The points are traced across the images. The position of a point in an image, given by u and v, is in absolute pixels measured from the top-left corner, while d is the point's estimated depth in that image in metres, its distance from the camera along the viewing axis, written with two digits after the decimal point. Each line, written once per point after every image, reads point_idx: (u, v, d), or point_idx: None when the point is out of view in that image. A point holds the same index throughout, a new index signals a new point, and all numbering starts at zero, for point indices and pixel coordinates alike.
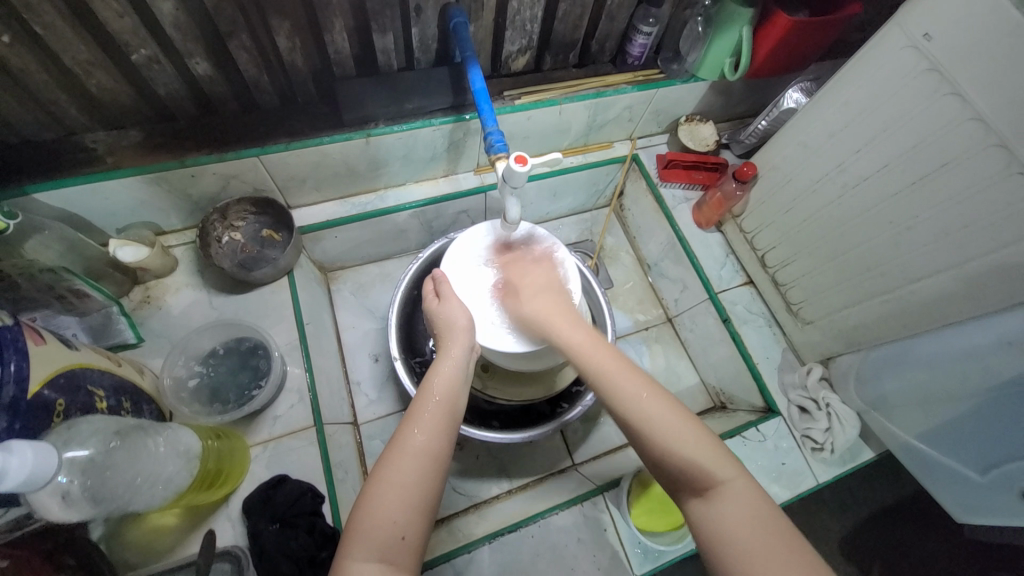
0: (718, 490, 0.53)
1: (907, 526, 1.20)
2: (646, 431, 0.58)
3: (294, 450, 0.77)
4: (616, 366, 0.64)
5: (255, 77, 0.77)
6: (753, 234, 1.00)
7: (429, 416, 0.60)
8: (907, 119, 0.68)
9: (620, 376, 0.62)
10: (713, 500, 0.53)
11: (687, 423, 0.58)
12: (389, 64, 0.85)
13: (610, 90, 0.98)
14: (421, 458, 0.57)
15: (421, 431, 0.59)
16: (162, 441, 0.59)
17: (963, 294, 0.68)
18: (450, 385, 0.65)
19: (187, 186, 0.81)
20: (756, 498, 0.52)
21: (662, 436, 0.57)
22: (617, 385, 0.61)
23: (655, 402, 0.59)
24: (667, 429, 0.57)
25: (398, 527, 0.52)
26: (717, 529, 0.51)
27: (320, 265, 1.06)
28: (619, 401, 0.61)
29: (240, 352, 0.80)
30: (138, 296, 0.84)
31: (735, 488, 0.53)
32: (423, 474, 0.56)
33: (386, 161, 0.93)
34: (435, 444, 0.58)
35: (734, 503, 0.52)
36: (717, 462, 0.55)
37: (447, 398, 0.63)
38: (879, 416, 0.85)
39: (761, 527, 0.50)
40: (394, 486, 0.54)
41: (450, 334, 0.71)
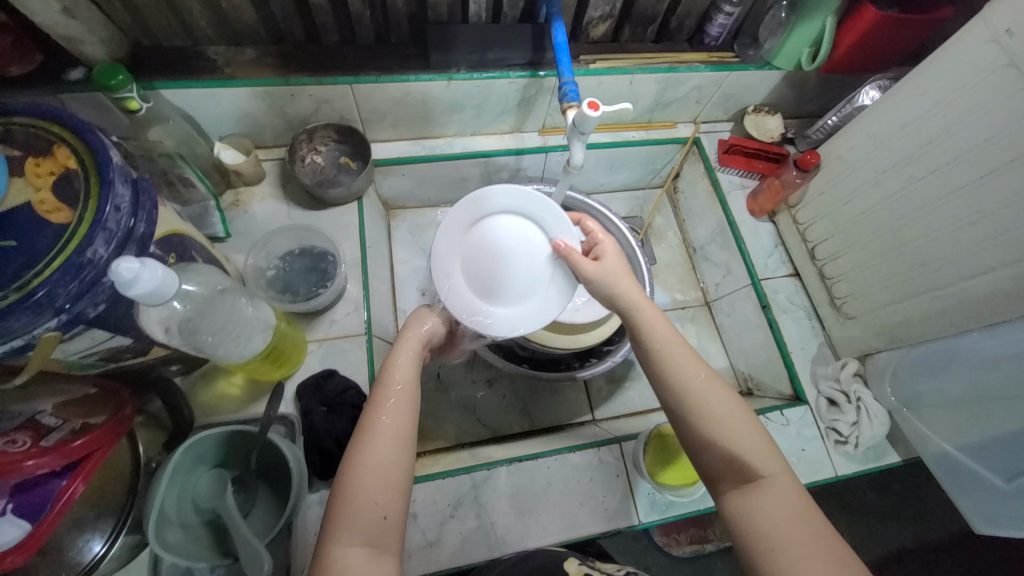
0: (764, 483, 0.57)
1: (924, 549, 1.17)
2: (699, 417, 0.61)
3: (344, 351, 0.85)
4: (675, 349, 0.65)
5: (360, 12, 0.85)
6: (806, 226, 1.01)
7: (394, 403, 0.61)
8: (983, 112, 0.68)
9: (684, 358, 0.64)
10: (755, 492, 0.57)
11: (741, 415, 0.61)
12: (479, 15, 0.91)
13: (683, 66, 1.01)
14: (395, 443, 0.59)
15: (387, 416, 0.60)
16: (250, 306, 0.69)
17: (1014, 293, 0.67)
18: (407, 376, 0.66)
19: (285, 104, 0.90)
20: (793, 494, 0.56)
21: (714, 420, 0.60)
22: (683, 367, 0.64)
23: (715, 389, 0.62)
24: (722, 417, 0.61)
25: (380, 508, 0.55)
26: (757, 520, 0.55)
27: (384, 200, 1.13)
28: (676, 380, 0.63)
29: (311, 256, 0.88)
30: (229, 199, 0.94)
31: (778, 484, 0.57)
32: (395, 456, 0.57)
33: (461, 107, 0.99)
34: (403, 426, 0.60)
35: (775, 497, 0.56)
36: (763, 458, 0.58)
37: (409, 385, 0.64)
38: (910, 415, 0.84)
39: (799, 521, 0.54)
40: (373, 471, 0.56)
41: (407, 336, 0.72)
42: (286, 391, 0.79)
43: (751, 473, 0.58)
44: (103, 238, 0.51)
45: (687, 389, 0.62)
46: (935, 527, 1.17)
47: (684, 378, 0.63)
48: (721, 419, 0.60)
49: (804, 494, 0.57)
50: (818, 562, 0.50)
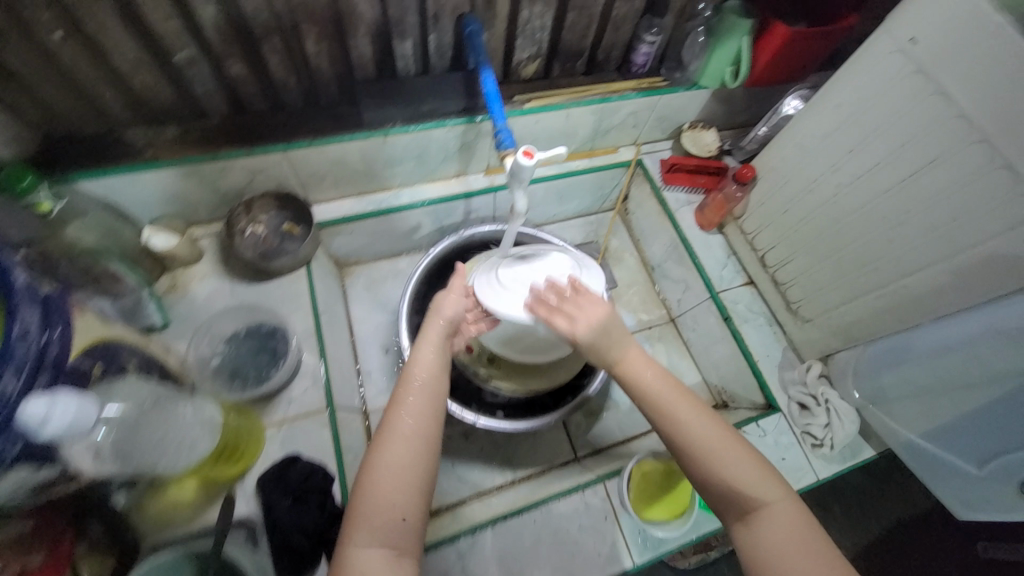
0: (766, 511, 0.58)
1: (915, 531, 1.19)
2: (697, 453, 0.61)
3: (306, 432, 0.81)
4: (665, 387, 0.65)
5: (284, 78, 0.83)
6: (753, 235, 1.03)
7: (413, 402, 0.64)
8: (895, 119, 0.70)
9: (675, 399, 0.64)
10: (757, 520, 0.58)
11: (735, 444, 0.62)
12: (407, 69, 0.90)
13: (615, 96, 1.03)
14: (413, 444, 0.60)
15: (408, 416, 0.62)
16: (189, 410, 0.66)
17: (953, 287, 0.69)
18: (429, 371, 0.67)
19: (215, 179, 0.86)
20: (795, 519, 0.57)
21: (712, 458, 0.60)
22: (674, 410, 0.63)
23: (707, 427, 0.62)
24: (717, 451, 0.61)
25: (399, 511, 0.57)
26: (762, 548, 0.56)
27: (336, 259, 1.10)
28: (667, 424, 0.63)
29: (260, 335, 0.86)
30: (165, 284, 0.89)
31: (779, 509, 0.58)
32: (414, 457, 0.60)
33: (401, 160, 0.98)
34: (422, 427, 0.62)
35: (777, 523, 0.57)
36: (764, 484, 0.59)
37: (430, 385, 0.66)
38: (877, 411, 0.86)
39: (801, 543, 0.55)
40: (392, 473, 0.58)
41: (427, 328, 0.71)
42: (247, 485, 0.74)
43: (751, 504, 0.59)
44: (11, 372, 0.46)
45: (680, 428, 0.62)
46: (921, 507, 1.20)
47: (677, 416, 0.63)
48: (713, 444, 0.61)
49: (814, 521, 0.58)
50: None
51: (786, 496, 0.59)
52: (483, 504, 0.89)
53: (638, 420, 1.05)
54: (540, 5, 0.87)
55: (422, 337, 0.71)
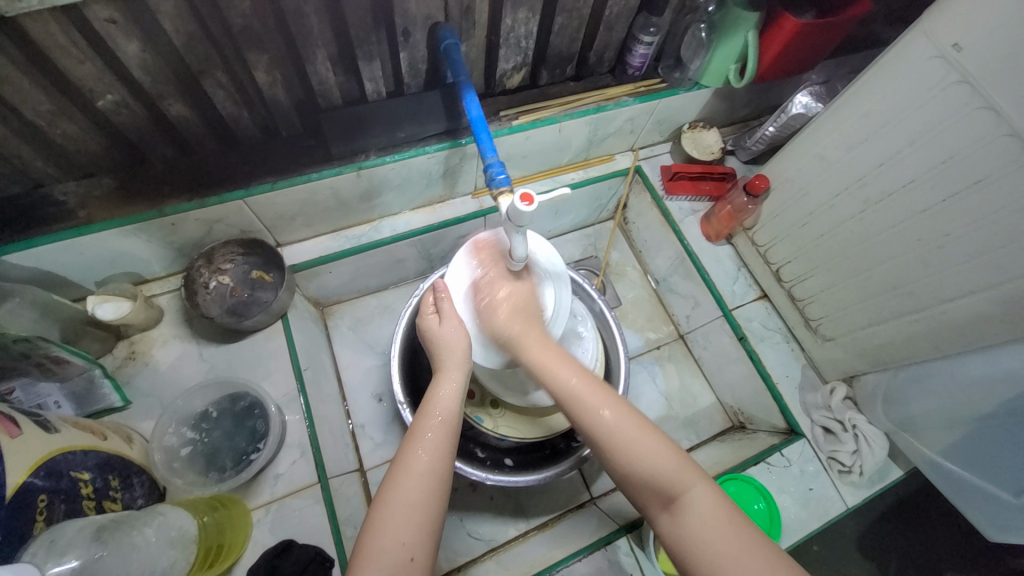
0: (690, 496, 0.53)
1: (944, 536, 1.14)
2: (610, 442, 0.57)
3: (298, 510, 0.73)
4: (577, 377, 0.62)
5: (234, 113, 0.72)
6: (766, 247, 0.96)
7: (431, 437, 0.59)
8: (934, 133, 0.64)
9: (584, 388, 0.61)
10: (682, 509, 0.52)
11: (647, 431, 0.57)
12: (377, 92, 0.80)
13: (611, 104, 0.93)
14: (427, 480, 0.56)
15: (424, 451, 0.58)
16: (152, 530, 0.56)
17: (999, 316, 0.64)
18: (451, 409, 0.63)
19: (167, 234, 0.76)
20: (718, 505, 0.52)
21: (621, 449, 0.56)
22: (584, 402, 0.60)
23: (620, 415, 0.58)
24: (629, 440, 0.56)
25: (407, 549, 0.51)
26: (689, 539, 0.51)
27: (316, 301, 1.01)
28: (584, 413, 0.59)
29: (235, 412, 0.77)
30: (122, 353, 0.80)
31: (701, 494, 0.53)
32: (424, 492, 0.55)
33: (381, 191, 0.88)
34: (437, 463, 0.57)
35: (701, 509, 0.52)
36: (682, 468, 0.54)
37: (450, 421, 0.61)
38: (908, 437, 0.81)
39: (729, 529, 0.50)
40: (403, 509, 0.53)
41: (446, 357, 0.68)
42: None
43: (675, 488, 0.53)
44: None
45: (590, 421, 0.58)
46: (949, 511, 1.15)
47: (587, 408, 0.59)
48: (621, 428, 0.57)
49: (743, 516, 0.52)
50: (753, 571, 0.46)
51: (705, 478, 0.54)
52: (496, 564, 0.82)
53: None
54: (524, 11, 0.76)
55: (440, 367, 0.67)
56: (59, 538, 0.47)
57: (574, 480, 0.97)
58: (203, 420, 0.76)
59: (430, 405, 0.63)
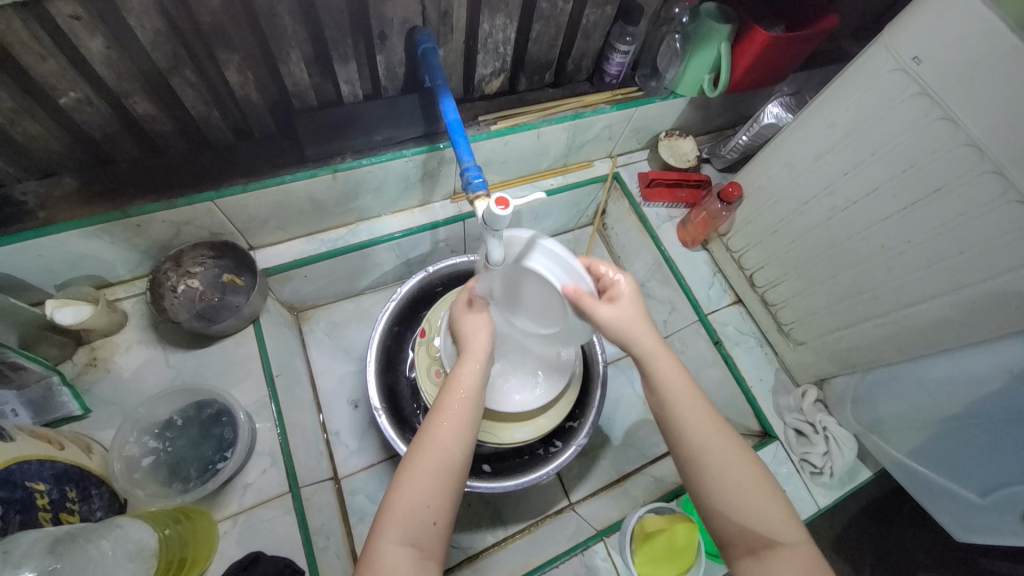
0: (784, 553, 0.51)
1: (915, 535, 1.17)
2: (715, 483, 0.54)
3: (267, 521, 0.71)
4: (694, 412, 0.56)
5: (204, 113, 0.70)
6: (740, 253, 0.98)
7: (456, 407, 0.57)
8: (897, 142, 0.66)
9: (701, 412, 0.56)
10: (770, 560, 0.51)
11: (760, 480, 0.54)
12: (354, 94, 0.79)
13: (588, 110, 0.94)
14: (452, 449, 0.54)
15: (450, 421, 0.56)
16: (108, 543, 0.54)
17: (961, 320, 0.67)
18: (478, 383, 0.61)
19: (133, 236, 0.73)
20: (817, 569, 0.50)
21: (726, 491, 0.53)
22: (702, 440, 0.55)
23: (732, 459, 0.54)
24: (737, 487, 0.53)
25: (430, 513, 0.51)
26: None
27: (290, 306, 0.99)
28: (692, 440, 0.55)
29: (201, 420, 0.75)
30: (82, 359, 0.77)
31: (799, 554, 0.51)
32: (452, 461, 0.54)
33: (358, 194, 0.87)
34: (465, 432, 0.56)
35: (795, 567, 0.50)
36: (783, 524, 0.52)
37: (476, 393, 0.59)
38: (876, 438, 0.84)
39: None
40: (429, 472, 0.52)
41: (474, 333, 0.65)
42: None
43: (768, 543, 0.51)
44: None
45: (701, 455, 0.54)
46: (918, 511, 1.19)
47: (699, 447, 0.55)
48: (728, 467, 0.54)
49: None
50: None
51: (805, 537, 0.52)
52: (473, 573, 0.81)
53: (630, 456, 1.00)
54: (502, 16, 0.77)
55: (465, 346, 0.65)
56: (13, 549, 0.45)
57: (553, 486, 0.97)
58: (167, 429, 0.73)
59: (459, 375, 0.61)
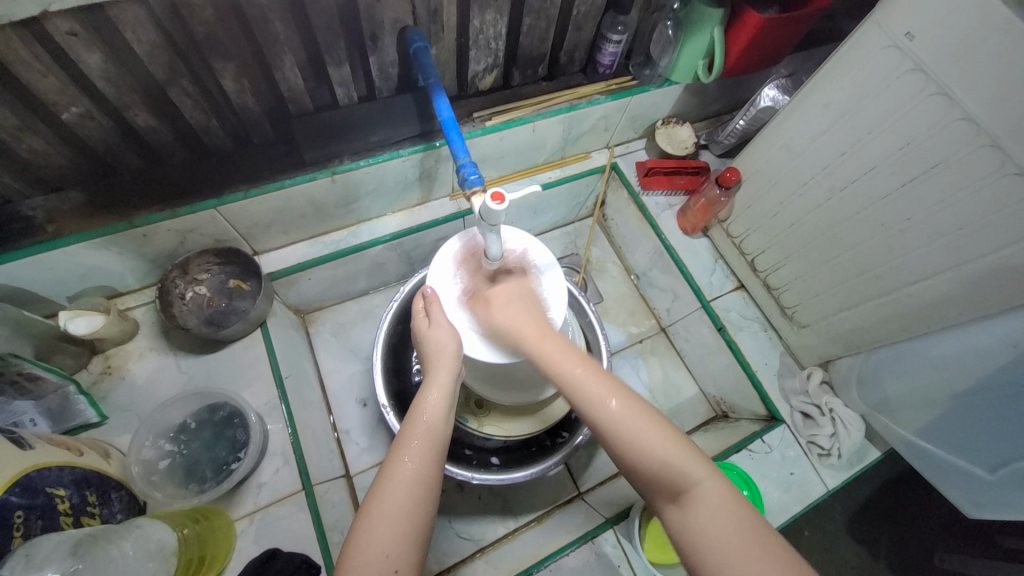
0: (695, 491, 0.51)
1: (932, 515, 1.16)
2: (618, 435, 0.55)
3: (282, 519, 0.73)
4: (584, 370, 0.59)
5: (203, 122, 0.72)
6: (740, 238, 0.98)
7: (416, 445, 0.58)
8: (892, 120, 0.66)
9: (587, 375, 0.59)
10: (689, 503, 0.51)
11: (657, 423, 0.56)
12: (349, 97, 0.80)
13: (583, 102, 0.95)
14: (411, 487, 0.55)
15: (410, 458, 0.57)
16: (130, 543, 0.55)
17: (962, 296, 0.66)
18: (439, 415, 0.61)
19: (139, 245, 0.75)
20: (724, 497, 0.50)
21: (633, 442, 0.54)
22: (595, 392, 0.58)
23: (627, 405, 0.57)
24: (637, 432, 0.54)
25: (391, 560, 0.50)
26: (691, 535, 0.49)
27: (296, 308, 1.00)
28: (588, 406, 0.57)
29: (214, 422, 0.77)
30: (98, 368, 0.79)
31: (710, 488, 0.51)
32: (413, 503, 0.54)
33: (357, 196, 0.88)
34: (424, 472, 0.56)
35: (707, 505, 0.50)
36: (688, 459, 0.53)
37: (437, 428, 0.60)
38: (882, 417, 0.84)
39: (731, 527, 0.48)
40: (389, 519, 0.52)
41: (439, 357, 0.65)
42: None
43: (677, 482, 0.52)
44: None
45: (593, 404, 0.57)
46: (935, 492, 1.17)
47: (600, 402, 0.57)
48: (621, 421, 0.55)
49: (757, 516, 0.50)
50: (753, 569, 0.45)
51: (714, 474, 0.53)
52: (486, 563, 0.83)
53: None
54: (492, 12, 0.77)
55: (430, 367, 0.65)
56: (36, 552, 0.46)
57: (562, 476, 0.98)
58: (182, 432, 0.75)
59: (420, 407, 0.62)
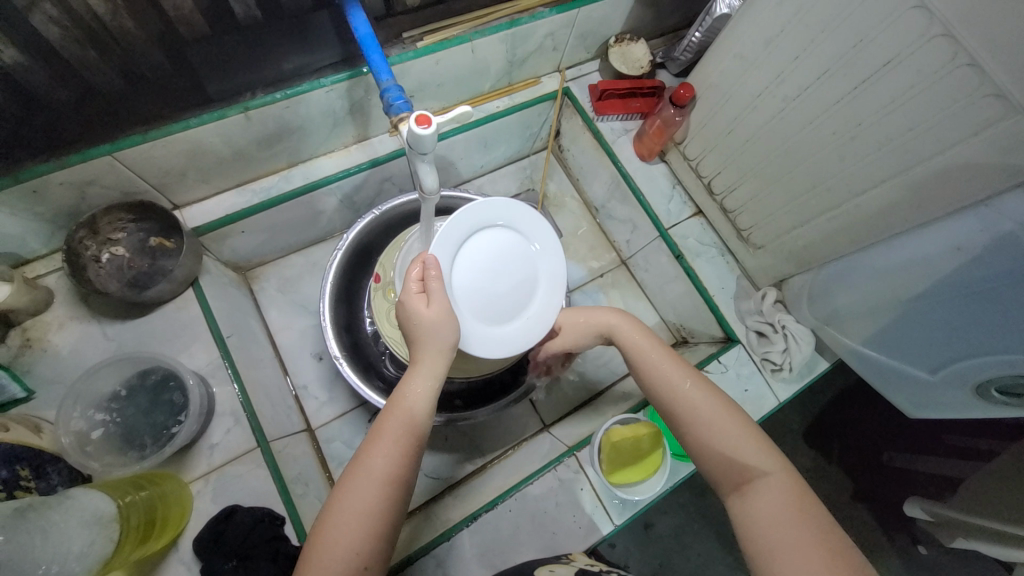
0: (766, 482, 0.53)
1: (874, 419, 1.24)
2: (696, 426, 0.59)
3: (239, 477, 0.71)
4: (671, 371, 0.64)
5: (80, 55, 0.61)
6: (697, 161, 0.95)
7: (390, 437, 0.55)
8: (846, 15, 0.61)
9: (673, 367, 0.64)
10: (756, 491, 0.53)
11: (734, 416, 0.58)
12: (250, 14, 0.67)
13: (525, 16, 0.86)
14: (382, 484, 0.52)
15: (382, 453, 0.54)
16: (62, 514, 0.52)
17: (908, 202, 0.66)
18: (421, 405, 0.58)
19: (31, 203, 0.67)
20: (793, 495, 0.52)
21: (714, 434, 0.57)
22: (679, 390, 0.62)
23: (708, 397, 0.60)
24: (714, 425, 0.58)
25: (359, 560, 0.49)
26: (755, 523, 0.51)
27: (235, 265, 0.94)
28: (670, 394, 0.62)
29: (149, 388, 0.73)
30: (15, 342, 0.73)
31: (781, 481, 0.53)
32: (382, 502, 0.52)
33: (282, 135, 0.80)
34: (397, 469, 0.53)
35: (772, 495, 0.52)
36: (764, 454, 0.55)
37: (416, 420, 0.57)
38: (832, 330, 0.86)
39: (796, 518, 0.50)
40: (356, 518, 0.50)
41: (420, 343, 0.60)
42: (182, 552, 0.65)
43: (747, 473, 0.54)
44: None
45: (676, 396, 0.61)
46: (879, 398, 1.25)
47: (683, 401, 0.61)
48: (698, 409, 0.59)
49: (829, 521, 0.50)
50: (815, 559, 0.47)
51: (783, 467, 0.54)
52: (455, 498, 0.84)
53: (600, 376, 1.02)
54: None
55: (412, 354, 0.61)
56: None
57: (528, 411, 0.99)
58: (114, 400, 0.71)
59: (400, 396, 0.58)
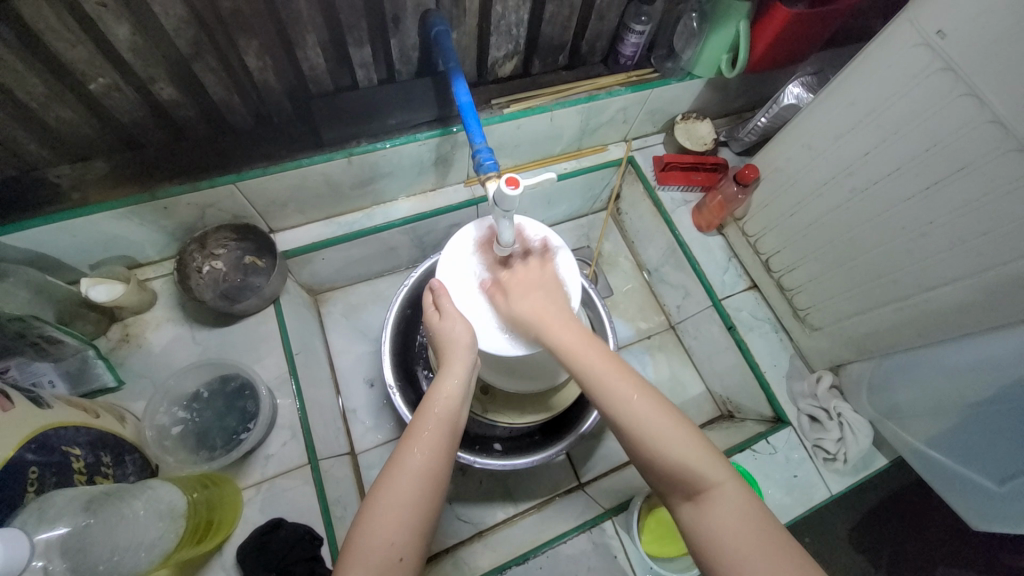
0: (709, 493, 0.51)
1: (937, 529, 1.14)
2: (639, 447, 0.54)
3: (288, 490, 0.74)
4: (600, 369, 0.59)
5: (225, 99, 0.72)
6: (756, 238, 0.97)
7: (427, 435, 0.57)
8: (919, 122, 0.64)
9: (607, 375, 0.58)
10: (703, 505, 0.51)
11: (676, 425, 0.55)
12: (369, 79, 0.80)
13: (603, 92, 0.94)
14: (420, 479, 0.54)
15: (419, 448, 0.56)
16: (142, 504, 0.57)
17: (980, 304, 0.65)
18: (450, 404, 0.61)
19: (160, 218, 0.77)
20: (741, 504, 0.50)
21: (651, 445, 0.54)
22: (611, 387, 0.57)
23: (645, 404, 0.56)
24: (653, 432, 0.54)
25: (395, 548, 0.51)
26: (711, 535, 0.50)
27: (309, 287, 1.02)
28: (605, 403, 0.57)
29: (225, 393, 0.79)
30: (116, 335, 0.82)
31: (727, 490, 0.51)
32: (420, 495, 0.54)
33: (374, 178, 0.89)
34: (434, 465, 0.56)
35: (722, 507, 0.50)
36: (709, 464, 0.53)
37: (448, 418, 0.60)
38: (893, 425, 0.82)
39: (747, 528, 0.49)
40: (397, 510, 0.52)
41: (453, 348, 0.64)
42: (226, 558, 0.67)
43: (689, 484, 0.52)
44: None
45: (616, 408, 0.56)
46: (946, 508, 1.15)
47: (615, 403, 0.56)
48: (638, 426, 0.55)
49: (777, 526, 0.50)
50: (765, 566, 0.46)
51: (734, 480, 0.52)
52: (484, 546, 0.84)
53: None
54: None
55: (445, 358, 0.65)
56: (50, 508, 0.48)
57: (564, 464, 0.99)
58: (195, 400, 0.78)
59: (434, 395, 0.61)
